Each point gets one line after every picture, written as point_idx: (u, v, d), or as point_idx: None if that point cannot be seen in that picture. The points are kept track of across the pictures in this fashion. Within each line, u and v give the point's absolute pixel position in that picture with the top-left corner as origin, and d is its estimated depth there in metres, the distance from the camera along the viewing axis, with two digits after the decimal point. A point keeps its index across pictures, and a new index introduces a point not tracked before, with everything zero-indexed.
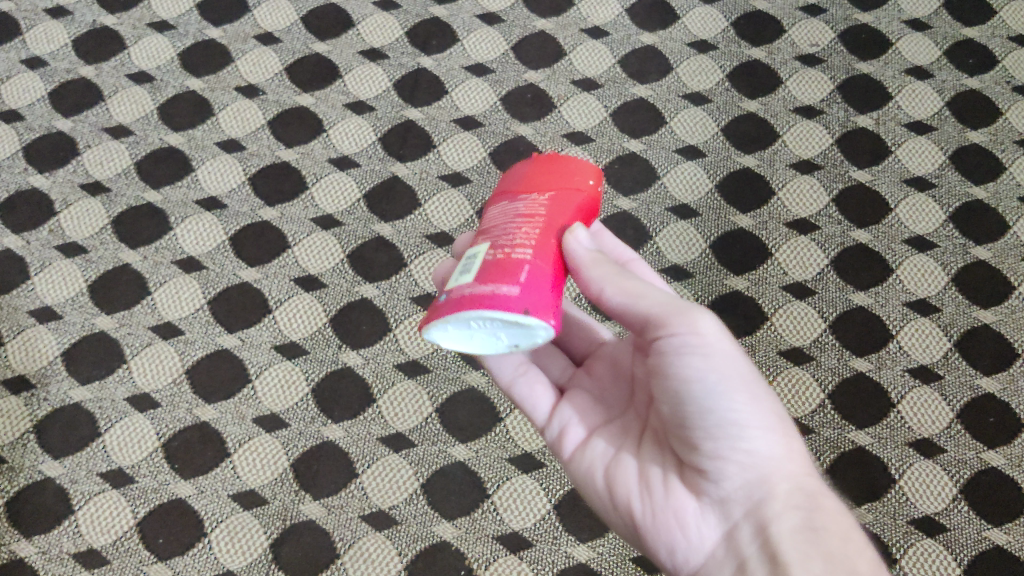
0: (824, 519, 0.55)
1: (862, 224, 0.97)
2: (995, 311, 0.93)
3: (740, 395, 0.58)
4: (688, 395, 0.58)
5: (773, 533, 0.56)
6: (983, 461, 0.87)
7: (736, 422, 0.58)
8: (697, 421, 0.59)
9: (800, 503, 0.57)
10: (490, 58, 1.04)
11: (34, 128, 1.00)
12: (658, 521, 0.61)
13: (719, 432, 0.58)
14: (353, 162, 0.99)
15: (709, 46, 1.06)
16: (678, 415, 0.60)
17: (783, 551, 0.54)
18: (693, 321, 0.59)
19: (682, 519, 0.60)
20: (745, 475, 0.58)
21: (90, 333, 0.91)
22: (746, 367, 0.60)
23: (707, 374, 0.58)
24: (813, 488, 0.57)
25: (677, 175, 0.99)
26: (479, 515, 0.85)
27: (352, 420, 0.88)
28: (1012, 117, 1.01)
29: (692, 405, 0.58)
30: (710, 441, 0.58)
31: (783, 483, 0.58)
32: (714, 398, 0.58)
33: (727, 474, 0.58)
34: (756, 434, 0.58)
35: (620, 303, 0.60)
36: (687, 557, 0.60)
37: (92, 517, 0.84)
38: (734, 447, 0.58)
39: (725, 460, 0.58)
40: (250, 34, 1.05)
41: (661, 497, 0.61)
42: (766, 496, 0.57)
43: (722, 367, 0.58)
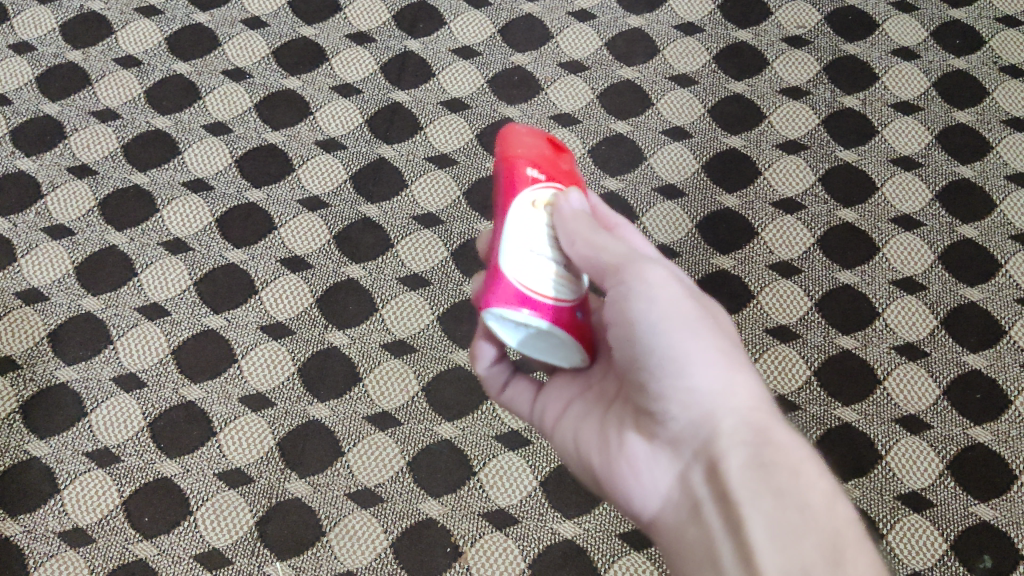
0: (772, 453, 0.59)
1: (849, 203, 0.97)
2: (981, 289, 0.93)
3: (680, 334, 0.62)
4: (635, 342, 0.63)
5: (721, 471, 0.59)
6: (969, 437, 0.87)
7: (677, 363, 0.61)
8: (644, 364, 0.63)
9: (746, 437, 0.60)
10: (477, 41, 1.04)
11: (21, 112, 1.00)
12: (617, 472, 0.66)
13: (664, 373, 0.62)
14: (340, 144, 0.99)
15: (696, 28, 1.05)
16: (630, 362, 0.64)
17: (733, 489, 0.58)
18: (638, 269, 0.63)
19: (636, 467, 0.65)
20: (689, 416, 0.61)
21: (77, 314, 0.91)
22: (690, 308, 0.63)
23: (650, 316, 0.62)
24: (758, 424, 0.60)
25: (664, 155, 0.99)
26: (465, 492, 0.85)
27: (338, 399, 0.88)
28: (998, 97, 1.01)
29: (638, 348, 0.63)
30: (656, 382, 0.62)
31: (726, 420, 0.60)
32: (657, 339, 0.62)
33: (674, 415, 0.62)
34: (700, 374, 0.61)
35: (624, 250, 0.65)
36: (647, 504, 0.64)
37: (78, 496, 0.84)
38: (677, 389, 0.61)
39: (670, 403, 0.62)
40: (237, 18, 1.05)
41: (617, 450, 0.66)
42: (709, 434, 0.61)
43: (663, 307, 0.62)
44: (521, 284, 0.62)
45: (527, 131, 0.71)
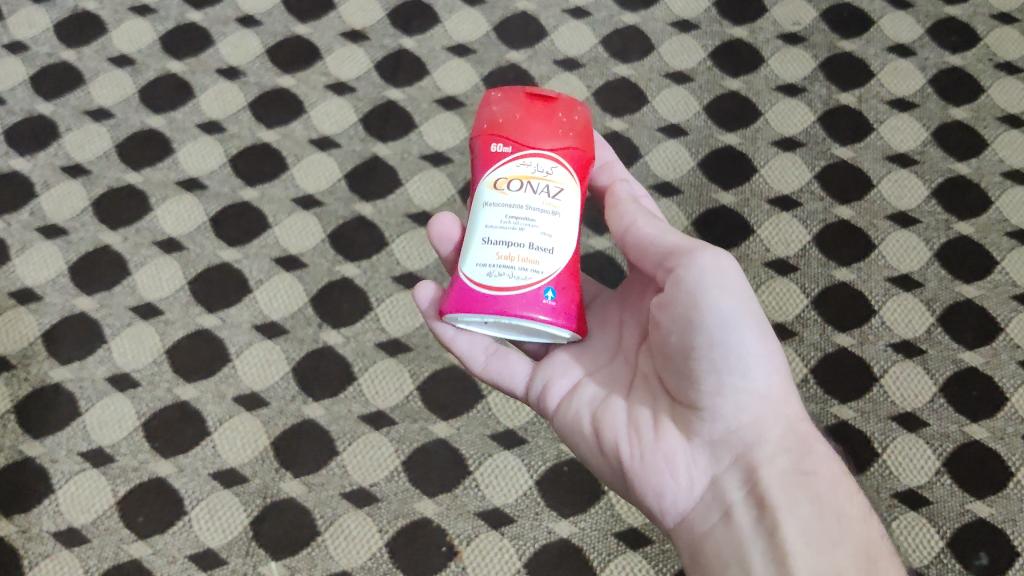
0: (812, 464, 0.59)
1: (845, 200, 0.96)
2: (978, 286, 0.92)
3: (748, 332, 0.60)
4: (698, 330, 0.59)
5: (762, 477, 0.58)
6: (966, 434, 0.86)
7: (740, 361, 0.60)
8: (704, 355, 0.59)
9: (792, 448, 0.60)
10: (471, 39, 1.04)
11: (14, 112, 0.99)
12: (646, 464, 0.62)
13: (725, 369, 0.59)
14: (334, 143, 0.98)
15: (691, 25, 1.05)
16: (683, 351, 0.60)
17: (772, 494, 0.58)
18: (713, 255, 0.60)
19: (672, 462, 0.61)
20: (741, 418, 0.60)
21: (70, 314, 0.90)
22: (756, 307, 0.61)
23: (721, 308, 0.59)
24: (804, 434, 0.61)
25: (660, 153, 0.99)
26: (461, 491, 0.84)
27: (333, 399, 0.87)
28: (994, 93, 1.00)
29: (701, 339, 0.59)
30: (716, 376, 0.60)
31: (775, 428, 0.60)
32: (726, 332, 0.59)
33: (726, 411, 0.60)
34: (755, 376, 0.60)
35: (647, 236, 0.63)
36: (676, 501, 0.61)
37: (72, 496, 0.84)
38: (735, 386, 0.60)
39: (726, 399, 0.60)
40: (231, 17, 1.04)
41: (650, 440, 0.62)
42: (758, 440, 0.59)
43: (737, 301, 0.59)
44: (471, 287, 0.61)
45: (499, 91, 0.63)
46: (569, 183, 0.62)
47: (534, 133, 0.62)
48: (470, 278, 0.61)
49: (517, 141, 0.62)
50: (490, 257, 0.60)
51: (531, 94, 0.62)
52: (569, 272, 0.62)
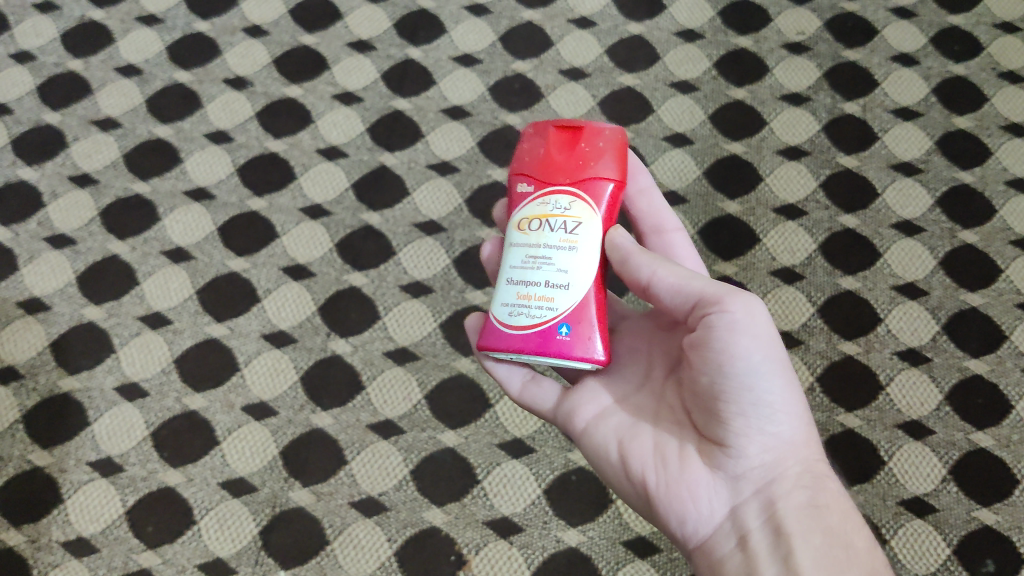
0: (827, 500, 0.60)
1: (850, 209, 0.97)
2: (982, 294, 0.93)
3: (775, 377, 0.60)
4: (728, 373, 0.59)
5: (783, 510, 0.59)
6: (972, 442, 0.87)
7: (767, 403, 0.60)
8: (733, 397, 0.59)
9: (809, 484, 0.60)
10: (477, 49, 1.05)
11: (22, 122, 1.00)
12: (671, 492, 0.61)
13: (752, 412, 0.60)
14: (341, 152, 0.99)
15: (695, 35, 1.06)
16: (712, 391, 0.60)
17: (791, 527, 0.58)
18: (746, 302, 0.59)
19: (696, 491, 0.61)
20: (763, 456, 0.60)
21: (79, 324, 0.91)
22: (783, 351, 0.61)
23: (752, 354, 0.59)
24: (819, 472, 0.61)
25: (665, 162, 0.99)
26: (469, 500, 0.85)
27: (341, 408, 0.88)
28: (997, 102, 1.01)
29: (732, 381, 0.59)
30: (742, 417, 0.60)
31: (795, 466, 0.61)
32: (754, 376, 0.59)
33: (750, 450, 0.60)
34: (779, 416, 0.61)
35: (672, 286, 0.62)
36: (697, 527, 0.61)
37: (81, 506, 0.84)
38: (759, 427, 0.60)
39: (751, 439, 0.60)
40: (238, 27, 1.05)
41: (676, 469, 0.61)
42: (777, 476, 0.60)
43: (766, 347, 0.60)
44: (493, 323, 0.63)
45: (533, 128, 0.66)
46: (589, 217, 0.62)
47: (556, 168, 0.63)
48: (494, 317, 0.63)
49: (539, 180, 0.64)
50: (510, 294, 0.62)
51: (560, 130, 0.64)
52: (591, 304, 0.62)
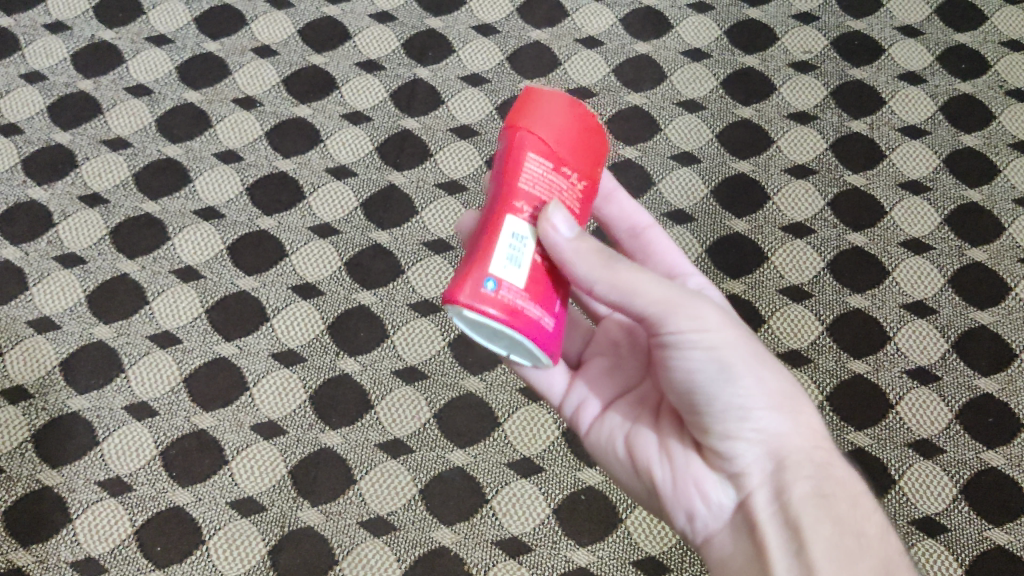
0: (833, 485, 0.62)
1: (858, 227, 0.97)
2: (992, 312, 0.93)
3: (743, 381, 0.63)
4: (695, 386, 0.63)
5: (786, 503, 0.61)
6: (982, 461, 0.86)
7: (743, 404, 0.63)
8: (704, 408, 0.63)
9: (812, 473, 0.62)
10: (485, 68, 1.05)
11: (33, 141, 1.00)
12: (678, 489, 0.66)
13: (729, 417, 0.63)
14: (350, 171, 0.99)
15: (702, 54, 1.06)
16: (688, 402, 0.64)
17: (800, 517, 0.60)
18: (692, 313, 0.62)
19: (703, 489, 0.65)
20: (756, 453, 0.63)
21: (89, 343, 0.91)
22: (746, 350, 0.63)
23: (708, 366, 0.62)
24: (821, 458, 0.63)
25: (673, 181, 1.00)
26: (478, 520, 0.85)
27: (350, 427, 0.88)
28: (1005, 120, 1.01)
29: (699, 394, 0.63)
30: (720, 424, 0.63)
31: (790, 458, 0.63)
32: (720, 385, 0.62)
33: (739, 452, 0.63)
34: (762, 415, 0.63)
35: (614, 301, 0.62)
36: (707, 523, 0.65)
37: (89, 526, 0.84)
38: (745, 429, 0.63)
39: (738, 441, 0.63)
40: (248, 47, 1.06)
41: (681, 470, 0.66)
42: (776, 471, 0.62)
43: (725, 353, 0.62)
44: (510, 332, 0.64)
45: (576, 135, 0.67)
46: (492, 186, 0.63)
47: None
48: None
49: None
50: None
51: None
52: (471, 257, 0.59)
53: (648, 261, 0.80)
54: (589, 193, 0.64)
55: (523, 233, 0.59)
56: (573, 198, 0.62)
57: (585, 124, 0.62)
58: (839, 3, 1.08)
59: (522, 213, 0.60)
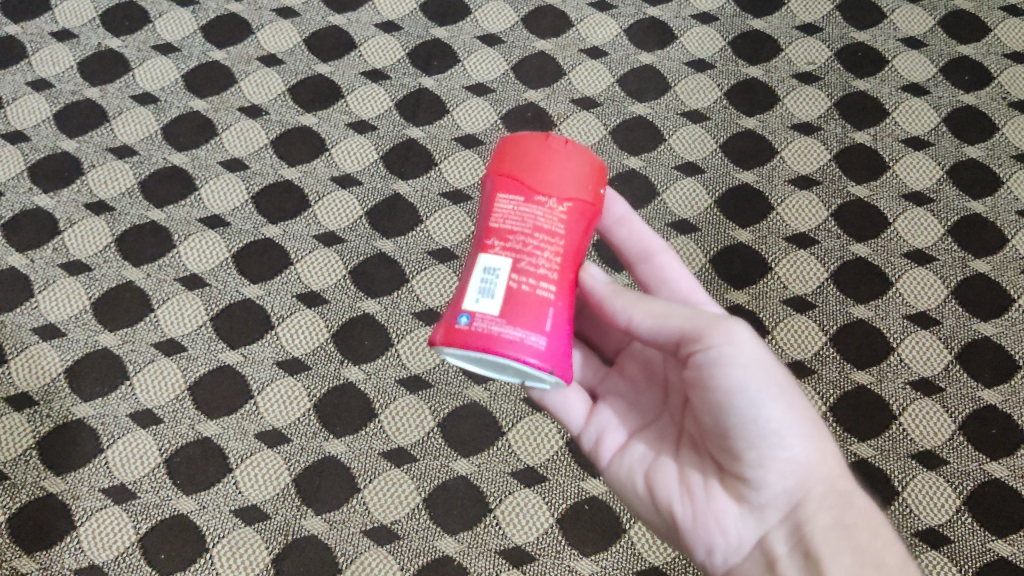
0: (853, 516, 0.64)
1: (861, 238, 0.97)
2: (995, 323, 0.93)
3: (777, 406, 0.63)
4: (731, 408, 0.62)
5: (810, 533, 0.63)
6: (985, 472, 0.87)
7: (779, 431, 0.63)
8: (739, 433, 0.63)
9: (835, 503, 0.64)
10: (490, 78, 1.05)
11: (39, 149, 1.01)
12: (699, 524, 0.66)
13: (764, 444, 0.63)
14: (355, 180, 1.00)
15: (706, 65, 1.06)
16: (720, 426, 0.64)
17: (822, 548, 0.63)
18: (728, 334, 0.62)
19: (723, 523, 0.66)
20: (785, 483, 0.64)
21: (93, 350, 0.91)
22: (781, 374, 0.64)
23: (748, 387, 0.62)
24: (842, 488, 0.65)
25: (677, 191, 1.00)
26: (481, 529, 0.85)
27: (354, 435, 0.88)
28: (1008, 132, 1.01)
29: (735, 418, 0.62)
30: (754, 451, 0.63)
31: (816, 487, 0.64)
32: (757, 409, 0.62)
33: (769, 481, 0.64)
34: (793, 442, 0.64)
35: (650, 327, 0.64)
36: (726, 556, 0.66)
37: (94, 533, 0.84)
38: (777, 457, 0.63)
39: (769, 470, 0.64)
40: (254, 56, 1.06)
41: (702, 501, 0.66)
42: (802, 500, 0.64)
43: (762, 377, 0.62)
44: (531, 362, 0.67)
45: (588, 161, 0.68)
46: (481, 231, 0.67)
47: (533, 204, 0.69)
48: None
49: None
50: None
51: None
52: (454, 302, 0.64)
53: (662, 288, 0.79)
54: (585, 213, 0.65)
55: (497, 265, 0.62)
56: (556, 219, 0.63)
57: (556, 150, 0.64)
58: (844, 14, 1.08)
59: (495, 248, 0.63)
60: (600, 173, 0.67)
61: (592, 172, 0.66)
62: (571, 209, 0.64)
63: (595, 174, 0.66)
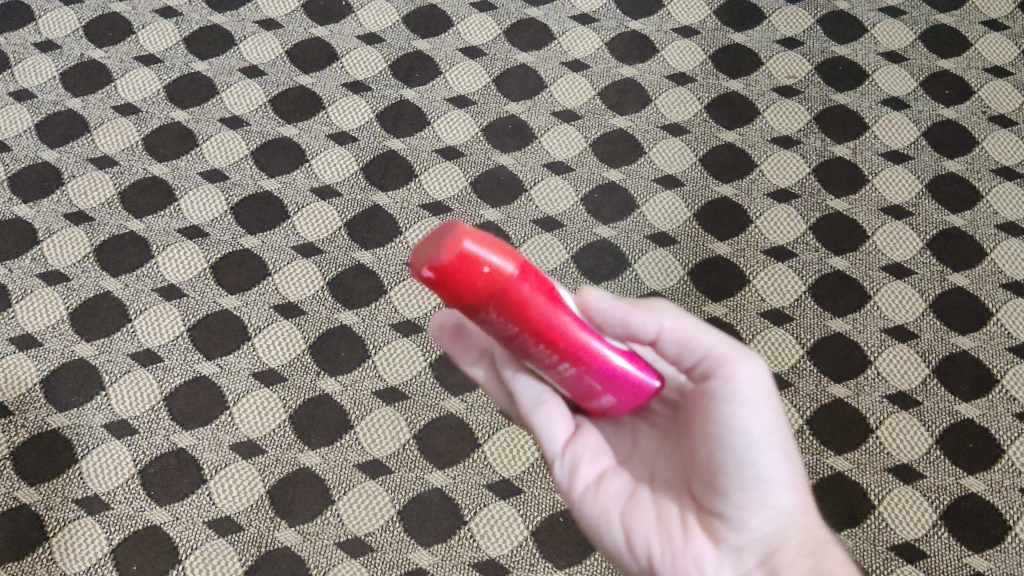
0: (829, 565, 0.63)
1: (840, 252, 0.97)
2: (973, 337, 0.93)
3: (773, 454, 0.63)
4: (731, 446, 0.62)
5: None
6: (962, 487, 0.87)
7: (767, 477, 0.63)
8: (733, 473, 0.62)
9: (810, 551, 0.63)
10: (471, 90, 1.06)
11: (19, 159, 1.01)
12: (677, 564, 0.64)
13: (755, 488, 0.63)
14: (334, 191, 1.00)
15: (687, 78, 1.07)
16: (713, 465, 0.63)
17: None
18: (747, 373, 0.63)
19: (702, 565, 0.64)
20: (766, 528, 0.63)
21: (69, 360, 0.91)
22: (783, 422, 0.64)
23: (754, 427, 0.62)
24: (818, 536, 0.64)
25: (656, 204, 1.00)
26: (456, 541, 0.85)
27: (329, 447, 0.88)
28: (988, 146, 1.02)
29: (733, 456, 0.62)
30: (742, 492, 0.63)
31: (795, 535, 0.64)
32: (755, 454, 0.62)
33: (750, 523, 0.63)
34: (779, 489, 0.63)
35: (680, 338, 0.64)
36: None
37: (66, 544, 0.84)
38: (762, 502, 0.63)
39: (752, 513, 0.63)
40: (236, 68, 1.06)
41: (682, 542, 0.64)
42: (778, 546, 0.63)
43: (767, 421, 0.63)
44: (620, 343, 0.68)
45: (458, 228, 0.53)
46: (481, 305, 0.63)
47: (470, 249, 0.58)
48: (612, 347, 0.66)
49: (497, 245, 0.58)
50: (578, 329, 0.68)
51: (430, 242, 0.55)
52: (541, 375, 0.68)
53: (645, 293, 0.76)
54: (521, 295, 0.55)
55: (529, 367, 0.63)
56: (509, 329, 0.57)
57: (434, 296, 0.54)
58: (825, 28, 1.09)
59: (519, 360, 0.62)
60: (480, 254, 0.53)
61: (479, 265, 0.53)
62: (506, 310, 0.56)
63: (471, 267, 0.53)
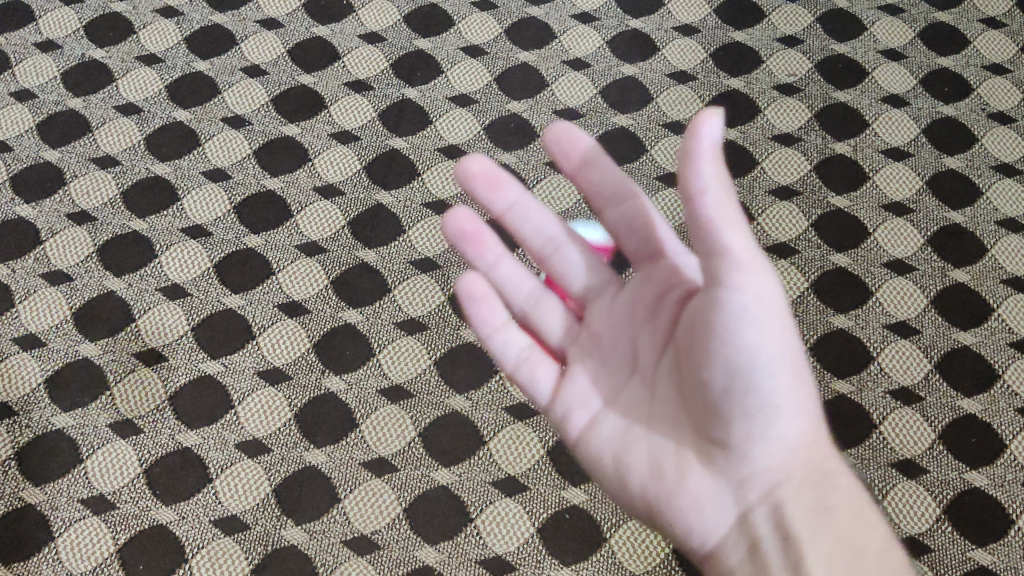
0: (830, 495, 0.67)
1: (842, 248, 0.97)
2: (975, 332, 0.93)
3: (777, 382, 0.64)
4: (736, 372, 0.63)
5: (790, 514, 0.66)
6: (965, 481, 0.87)
7: (769, 406, 0.65)
8: (735, 405, 0.64)
9: (813, 484, 0.67)
10: (473, 89, 1.06)
11: (21, 159, 1.00)
12: (677, 500, 0.68)
13: (757, 415, 0.65)
14: (337, 190, 1.00)
15: (688, 76, 1.07)
16: (713, 395, 0.64)
17: (799, 531, 0.66)
18: (756, 288, 0.62)
19: (700, 499, 0.68)
20: (769, 459, 0.66)
21: (74, 360, 0.91)
22: (789, 345, 0.65)
23: (758, 355, 0.63)
24: (820, 462, 0.67)
25: (658, 201, 1.00)
26: (462, 538, 0.85)
27: (334, 445, 0.88)
28: (987, 143, 1.02)
29: (739, 384, 0.63)
30: (744, 424, 0.65)
31: (795, 463, 0.66)
32: (758, 384, 0.64)
33: (754, 455, 0.66)
34: (782, 416, 0.65)
35: (709, 220, 0.60)
36: (701, 530, 0.68)
37: (72, 544, 0.84)
38: (766, 431, 0.65)
39: (755, 444, 0.65)
40: (237, 67, 1.06)
41: (677, 478, 0.68)
42: (781, 480, 0.66)
43: (772, 348, 0.64)
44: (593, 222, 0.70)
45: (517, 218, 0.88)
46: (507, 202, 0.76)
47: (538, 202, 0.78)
48: None
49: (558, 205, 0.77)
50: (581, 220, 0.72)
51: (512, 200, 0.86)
52: None
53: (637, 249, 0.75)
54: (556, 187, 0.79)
55: None
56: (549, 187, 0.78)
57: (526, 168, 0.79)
58: (824, 26, 1.09)
59: None
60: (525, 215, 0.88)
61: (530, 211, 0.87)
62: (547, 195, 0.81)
63: None
